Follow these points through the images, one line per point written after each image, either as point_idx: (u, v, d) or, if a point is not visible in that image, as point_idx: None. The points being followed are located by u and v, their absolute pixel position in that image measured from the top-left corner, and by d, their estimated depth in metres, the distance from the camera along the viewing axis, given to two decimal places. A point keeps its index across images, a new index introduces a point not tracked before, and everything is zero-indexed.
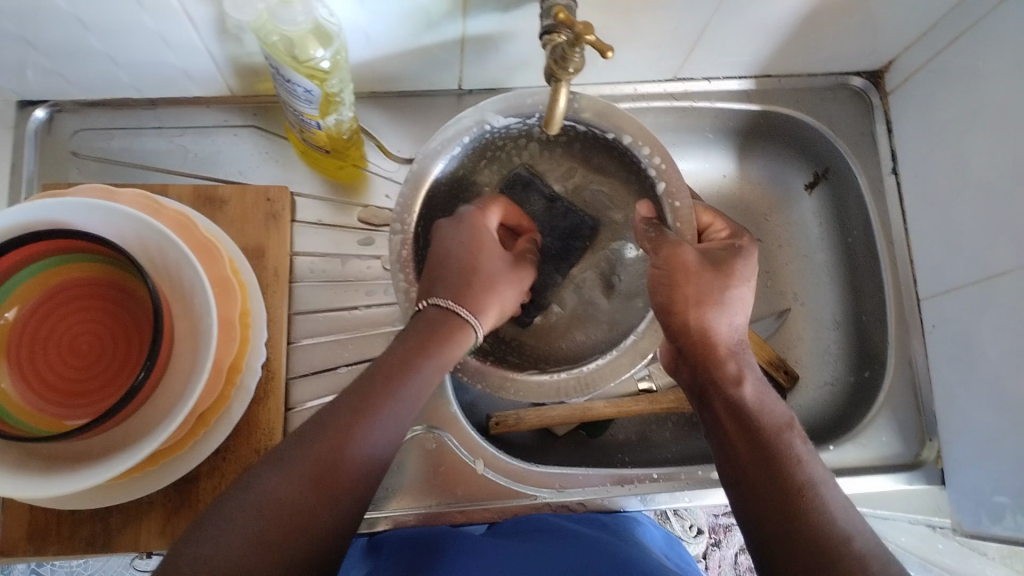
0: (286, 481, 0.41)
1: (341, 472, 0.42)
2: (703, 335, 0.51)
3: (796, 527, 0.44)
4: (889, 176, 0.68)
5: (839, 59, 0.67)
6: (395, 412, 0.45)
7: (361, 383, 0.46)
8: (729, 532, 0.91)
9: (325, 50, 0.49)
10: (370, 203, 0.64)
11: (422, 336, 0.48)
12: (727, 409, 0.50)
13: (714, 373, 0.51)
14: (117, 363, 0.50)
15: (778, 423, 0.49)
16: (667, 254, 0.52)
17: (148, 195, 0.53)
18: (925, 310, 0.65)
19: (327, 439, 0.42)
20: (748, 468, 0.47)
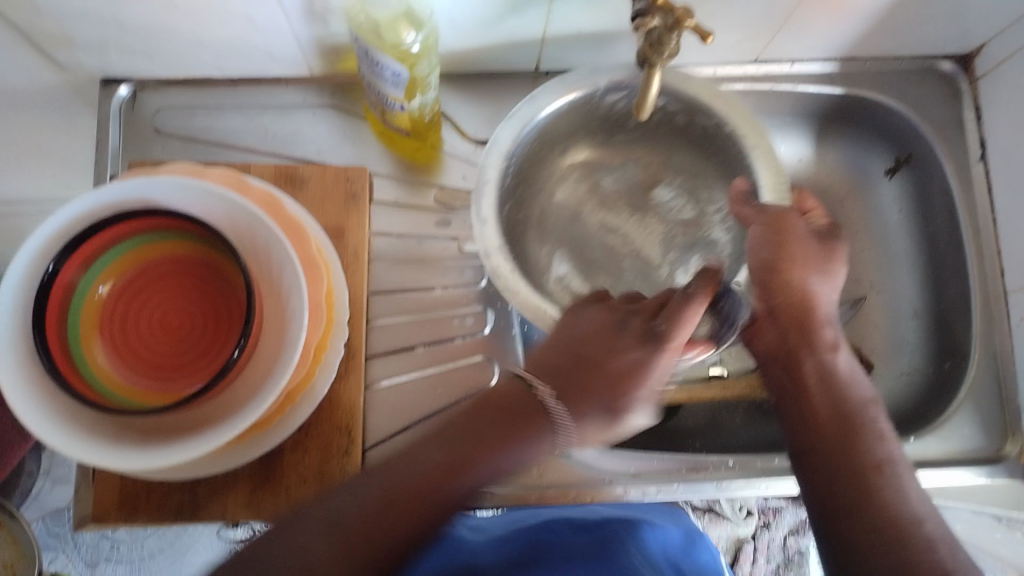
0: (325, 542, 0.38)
1: (439, 496, 0.41)
2: (804, 299, 0.53)
3: (869, 497, 0.45)
4: (977, 164, 0.66)
5: (928, 42, 0.65)
6: (506, 458, 0.43)
7: (461, 422, 0.44)
8: (779, 514, 0.87)
9: (416, 33, 0.49)
10: (446, 184, 0.64)
11: (512, 404, 0.45)
12: (817, 373, 0.51)
13: (807, 337, 0.52)
14: (207, 340, 0.51)
15: (863, 397, 0.50)
16: (773, 214, 0.54)
17: (236, 173, 0.53)
18: (1014, 303, 0.64)
19: (405, 475, 0.41)
20: (824, 432, 0.49)
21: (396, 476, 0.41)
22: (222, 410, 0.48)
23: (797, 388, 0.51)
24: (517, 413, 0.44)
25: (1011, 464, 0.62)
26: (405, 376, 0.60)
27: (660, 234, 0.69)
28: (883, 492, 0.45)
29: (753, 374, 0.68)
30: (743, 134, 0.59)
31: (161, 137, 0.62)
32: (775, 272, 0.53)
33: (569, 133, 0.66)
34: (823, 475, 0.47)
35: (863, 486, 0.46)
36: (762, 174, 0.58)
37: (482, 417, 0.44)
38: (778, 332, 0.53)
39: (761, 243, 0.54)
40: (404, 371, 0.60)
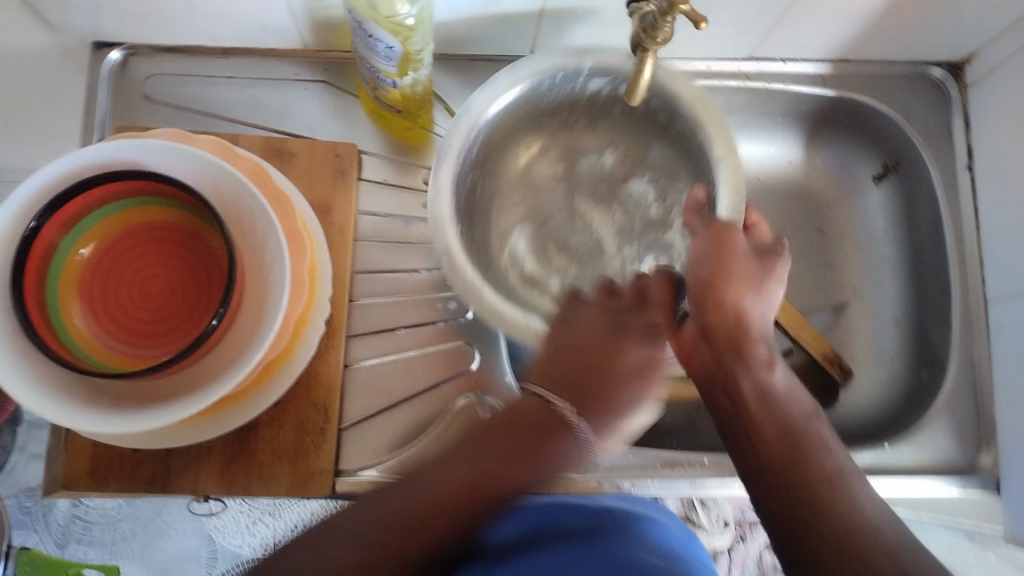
0: (348, 547, 0.43)
1: (497, 485, 0.46)
2: (738, 316, 0.53)
3: (820, 515, 0.44)
4: (963, 171, 0.67)
5: (920, 47, 0.65)
6: (531, 469, 0.47)
7: (509, 434, 0.47)
8: (755, 527, 0.91)
9: (411, 6, 0.49)
10: (435, 165, 0.64)
11: (539, 430, 0.48)
12: (756, 390, 0.50)
13: (745, 355, 0.52)
14: (188, 308, 0.50)
15: (806, 412, 0.50)
16: (717, 232, 0.55)
17: (225, 142, 0.53)
18: (993, 311, 0.64)
19: (478, 472, 0.46)
20: (770, 454, 0.47)
21: (416, 493, 0.45)
22: (198, 377, 0.47)
23: (734, 405, 0.50)
24: (525, 434, 0.48)
25: (984, 474, 0.62)
26: (384, 358, 0.60)
27: (611, 226, 0.67)
28: (836, 506, 0.44)
29: None
30: (708, 138, 0.58)
31: (151, 105, 0.62)
32: (709, 287, 0.54)
33: (525, 118, 0.64)
34: (773, 496, 0.46)
35: (816, 503, 0.44)
36: (722, 185, 0.57)
37: (514, 437, 0.47)
38: (714, 350, 0.52)
39: (701, 259, 0.55)
40: (384, 353, 0.60)
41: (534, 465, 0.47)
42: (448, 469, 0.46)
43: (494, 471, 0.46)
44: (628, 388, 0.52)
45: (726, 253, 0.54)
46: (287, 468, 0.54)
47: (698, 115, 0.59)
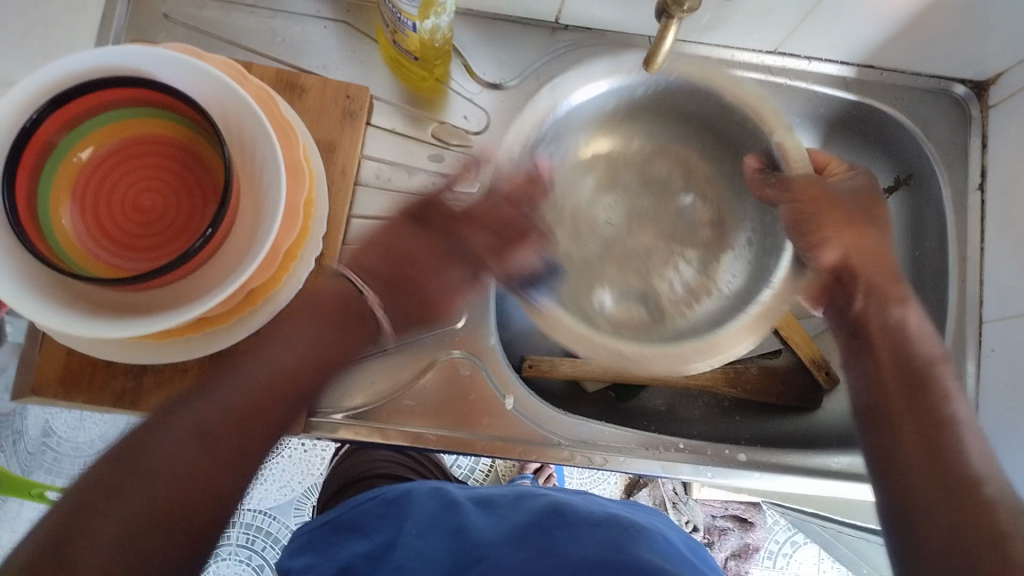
0: (170, 482, 0.41)
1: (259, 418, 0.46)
2: (868, 257, 0.57)
3: (936, 455, 0.47)
4: (975, 191, 0.66)
5: (947, 61, 0.65)
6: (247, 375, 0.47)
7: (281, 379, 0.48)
8: (723, 535, 0.94)
9: None
10: (446, 120, 0.63)
11: (335, 332, 0.51)
12: (885, 332, 0.55)
13: (876, 295, 0.56)
14: (178, 227, 0.50)
15: (929, 357, 0.53)
16: (802, 186, 0.57)
17: (236, 65, 0.52)
18: (987, 333, 0.64)
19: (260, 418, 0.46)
20: (892, 394, 0.52)
21: (234, 387, 0.46)
22: (179, 295, 0.46)
23: (868, 351, 0.55)
24: (342, 333, 0.52)
25: None
26: None
27: (649, 246, 0.68)
28: (950, 452, 0.47)
29: (719, 368, 0.68)
30: (761, 120, 0.60)
31: (170, 25, 0.61)
32: (817, 248, 0.58)
33: (605, 120, 0.67)
34: (892, 437, 0.50)
35: (931, 447, 0.48)
36: (780, 154, 0.59)
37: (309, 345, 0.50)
38: (846, 296, 0.58)
39: (796, 216, 0.58)
40: None
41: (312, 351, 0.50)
42: (229, 393, 0.45)
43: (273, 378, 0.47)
44: (434, 289, 0.56)
45: (823, 205, 0.57)
46: None
47: (756, 94, 0.60)
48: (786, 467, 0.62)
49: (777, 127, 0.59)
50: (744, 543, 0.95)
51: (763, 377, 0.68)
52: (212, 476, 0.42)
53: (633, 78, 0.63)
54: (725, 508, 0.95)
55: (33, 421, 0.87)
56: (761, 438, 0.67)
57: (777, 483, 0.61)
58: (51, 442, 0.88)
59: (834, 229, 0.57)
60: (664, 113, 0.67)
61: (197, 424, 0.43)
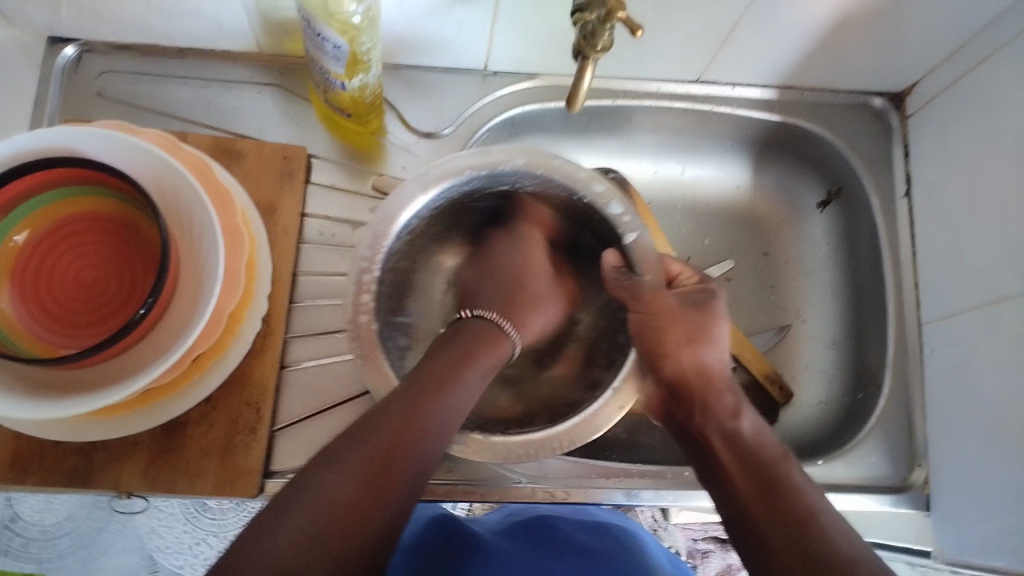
0: (345, 478, 0.40)
1: (429, 417, 0.44)
2: (699, 371, 0.55)
3: (804, 552, 0.43)
4: (902, 199, 0.69)
5: (862, 76, 0.68)
6: (466, 390, 0.47)
7: (412, 386, 0.45)
8: (706, 557, 0.94)
9: (359, 4, 0.49)
10: (385, 172, 0.64)
11: (470, 343, 0.50)
12: (724, 441, 0.52)
13: (709, 408, 0.54)
14: (120, 300, 0.50)
15: (773, 455, 0.50)
16: (649, 300, 0.56)
17: (169, 136, 0.53)
18: (926, 335, 0.66)
19: (391, 437, 0.42)
20: (745, 497, 0.48)
21: (370, 433, 0.42)
22: (122, 371, 0.46)
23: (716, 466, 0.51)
24: (454, 347, 0.49)
25: (916, 493, 0.63)
26: (323, 360, 0.59)
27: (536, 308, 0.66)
28: (815, 545, 0.43)
29: None
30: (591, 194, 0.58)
31: (102, 101, 0.62)
32: (660, 360, 0.55)
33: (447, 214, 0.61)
34: (759, 539, 0.46)
35: (795, 540, 0.44)
36: (640, 260, 0.58)
37: (448, 355, 0.48)
38: (686, 410, 0.55)
39: (641, 330, 0.56)
40: (323, 356, 0.60)
41: (464, 379, 0.47)
42: (397, 401, 0.44)
43: (405, 436, 0.42)
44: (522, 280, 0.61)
45: (660, 323, 0.56)
46: (214, 467, 0.53)
47: (602, 195, 0.58)
48: None
49: (634, 229, 0.58)
50: (728, 563, 0.94)
51: None
52: (363, 495, 0.40)
53: (486, 172, 0.58)
54: (705, 530, 0.94)
55: None
56: None
57: None
58: (15, 528, 0.86)
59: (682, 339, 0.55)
60: (527, 205, 0.63)
61: (371, 437, 0.42)
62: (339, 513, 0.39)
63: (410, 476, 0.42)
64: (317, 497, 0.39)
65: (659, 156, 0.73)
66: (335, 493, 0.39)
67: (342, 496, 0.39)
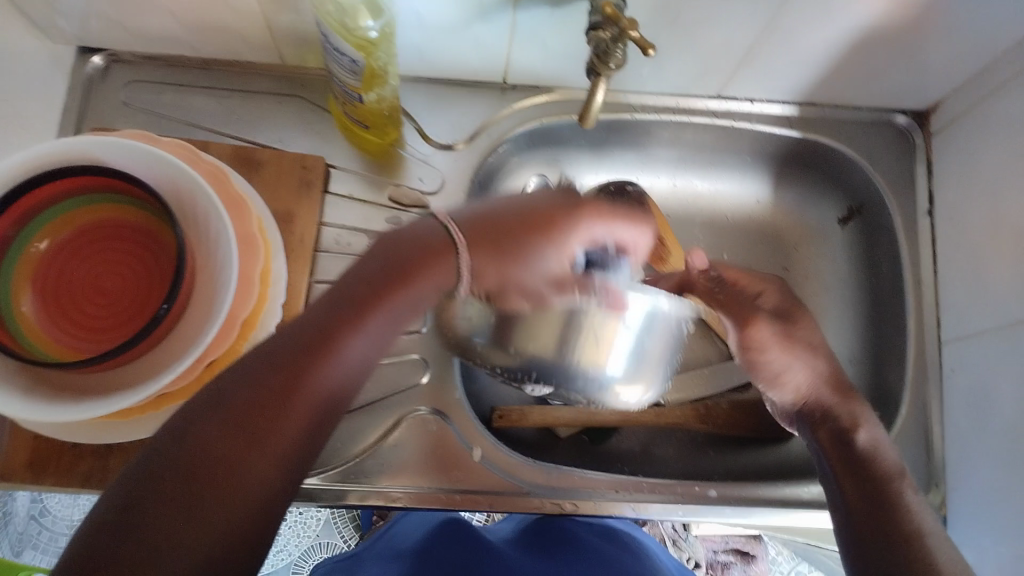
0: (218, 431, 0.37)
1: (339, 340, 0.41)
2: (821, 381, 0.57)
3: (904, 568, 0.44)
4: (924, 218, 0.68)
5: (885, 94, 0.67)
6: (384, 321, 0.43)
7: (327, 306, 0.42)
8: (727, 569, 0.91)
9: (375, 21, 0.50)
10: (403, 183, 0.65)
11: (399, 257, 0.44)
12: (846, 455, 0.52)
13: (834, 420, 0.54)
14: (138, 304, 0.51)
15: (890, 468, 0.51)
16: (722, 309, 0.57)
17: (190, 146, 0.54)
18: (946, 356, 0.64)
19: (282, 371, 0.39)
20: (850, 499, 0.50)
21: (254, 368, 0.39)
22: (138, 374, 0.48)
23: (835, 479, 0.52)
24: (381, 267, 0.44)
25: (931, 516, 0.62)
26: None
27: None
28: (916, 565, 0.44)
29: (688, 406, 0.69)
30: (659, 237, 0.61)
31: (128, 110, 0.63)
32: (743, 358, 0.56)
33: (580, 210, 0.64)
34: (862, 560, 0.46)
35: (900, 561, 0.45)
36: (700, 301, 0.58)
37: (367, 283, 0.43)
38: (818, 426, 0.55)
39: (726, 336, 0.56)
40: None
41: (373, 316, 0.42)
42: (303, 324, 0.41)
43: (303, 359, 0.39)
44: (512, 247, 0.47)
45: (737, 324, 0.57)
46: None
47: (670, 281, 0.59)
48: (756, 500, 0.62)
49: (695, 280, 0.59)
50: None
51: (733, 411, 0.69)
52: (243, 444, 0.37)
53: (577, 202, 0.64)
54: (726, 542, 0.93)
55: (23, 502, 0.87)
56: (734, 472, 0.67)
57: (748, 518, 0.62)
58: (44, 521, 0.89)
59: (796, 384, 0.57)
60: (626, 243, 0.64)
61: (256, 372, 0.39)
62: (212, 464, 0.36)
63: (314, 400, 0.39)
64: (183, 455, 0.36)
65: (678, 169, 0.73)
66: (192, 447, 0.36)
67: (212, 448, 0.37)
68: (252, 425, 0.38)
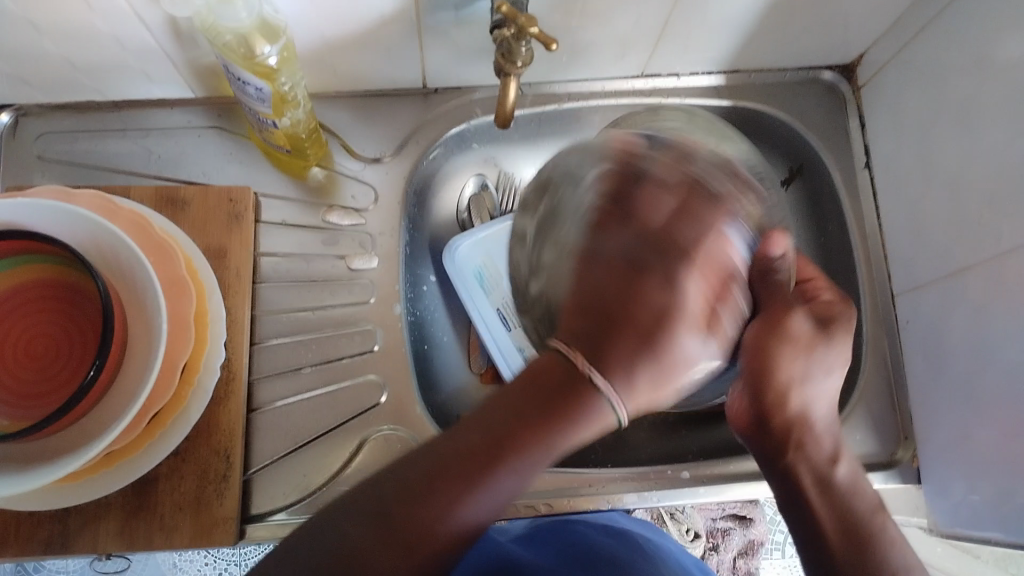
0: (361, 526, 0.35)
1: (432, 532, 0.35)
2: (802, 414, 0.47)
3: None
4: (862, 171, 0.68)
5: (808, 53, 0.67)
6: (505, 489, 0.35)
7: (468, 431, 0.36)
8: (727, 536, 0.91)
9: (272, 46, 0.49)
10: (336, 203, 0.64)
11: (551, 392, 0.35)
12: (818, 496, 0.47)
13: (801, 443, 0.47)
14: (74, 364, 0.50)
15: (869, 506, 0.47)
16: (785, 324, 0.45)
17: (105, 196, 0.53)
18: (898, 307, 0.65)
19: (422, 494, 0.35)
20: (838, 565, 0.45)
21: (386, 484, 0.36)
22: (74, 439, 0.46)
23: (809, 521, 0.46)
24: (535, 392, 0.35)
25: (904, 469, 0.62)
26: (295, 398, 0.59)
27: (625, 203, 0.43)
28: None
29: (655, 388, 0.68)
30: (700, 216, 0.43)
31: (44, 165, 0.61)
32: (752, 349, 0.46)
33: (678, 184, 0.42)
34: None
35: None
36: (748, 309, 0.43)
37: (504, 416, 0.36)
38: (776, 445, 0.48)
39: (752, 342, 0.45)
40: (293, 394, 0.59)
41: (503, 469, 0.35)
42: (433, 463, 0.35)
43: (424, 517, 0.35)
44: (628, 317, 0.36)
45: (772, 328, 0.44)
46: (189, 520, 0.53)
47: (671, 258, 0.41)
48: (728, 477, 0.63)
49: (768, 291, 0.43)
50: (749, 539, 0.91)
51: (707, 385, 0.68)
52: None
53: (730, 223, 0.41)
54: (723, 508, 0.90)
55: None
56: (708, 449, 0.67)
57: (722, 496, 0.62)
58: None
59: (777, 391, 0.46)
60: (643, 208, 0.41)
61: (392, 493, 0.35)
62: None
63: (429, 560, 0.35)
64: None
65: None
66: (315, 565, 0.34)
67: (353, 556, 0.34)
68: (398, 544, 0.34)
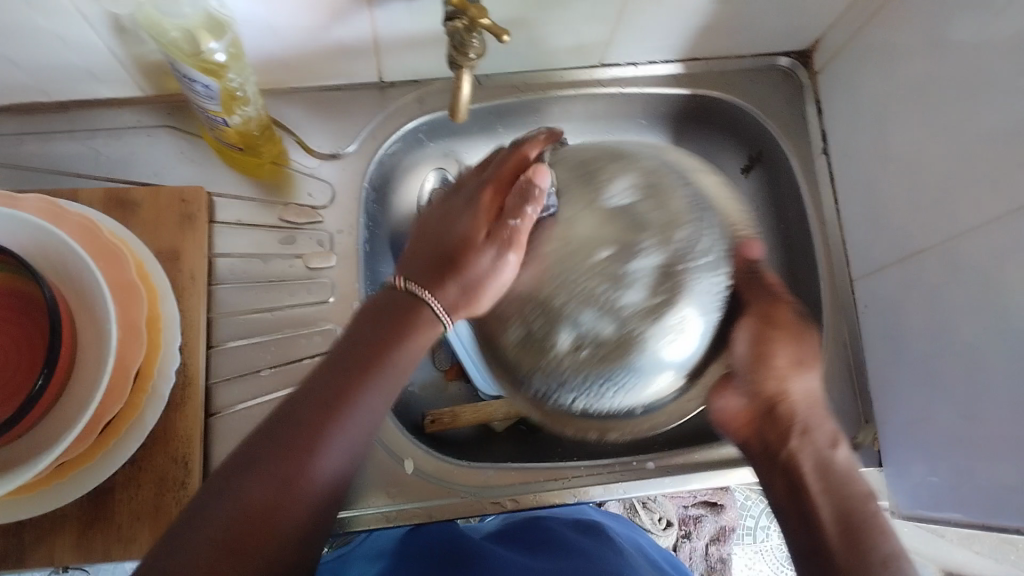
0: (259, 484, 0.40)
1: (304, 486, 0.40)
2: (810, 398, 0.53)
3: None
4: (821, 156, 0.68)
5: (765, 40, 0.67)
6: (361, 421, 0.43)
7: (328, 380, 0.43)
8: (699, 523, 0.91)
9: (218, 42, 0.48)
10: (293, 201, 0.62)
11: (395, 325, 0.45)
12: (812, 474, 0.50)
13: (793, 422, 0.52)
14: (22, 373, 0.48)
15: (862, 487, 0.50)
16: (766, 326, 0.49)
17: (52, 200, 0.51)
18: (858, 291, 0.65)
19: (295, 435, 0.41)
20: (834, 541, 0.46)
21: (267, 444, 0.41)
22: (21, 452, 0.44)
23: (800, 493, 0.50)
24: (388, 333, 0.44)
25: (866, 452, 0.63)
26: (254, 401, 0.58)
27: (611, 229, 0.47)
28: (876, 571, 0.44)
29: None
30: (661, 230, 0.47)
31: None
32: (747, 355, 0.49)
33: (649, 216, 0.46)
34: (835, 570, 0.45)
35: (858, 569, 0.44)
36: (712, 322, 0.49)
37: (354, 367, 0.43)
38: (778, 430, 0.52)
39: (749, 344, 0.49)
40: (252, 397, 0.58)
41: (353, 406, 0.42)
42: (309, 398, 0.43)
43: (302, 463, 0.40)
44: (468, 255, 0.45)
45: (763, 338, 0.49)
46: (147, 530, 0.52)
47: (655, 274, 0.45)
48: (696, 465, 0.62)
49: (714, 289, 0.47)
50: (720, 526, 0.92)
51: None
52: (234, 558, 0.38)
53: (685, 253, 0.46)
54: (694, 496, 0.92)
55: None
56: (675, 439, 0.67)
57: (689, 484, 0.62)
58: None
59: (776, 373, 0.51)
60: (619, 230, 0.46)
61: (276, 440, 0.41)
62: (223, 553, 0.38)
63: (304, 510, 0.41)
64: (229, 503, 0.39)
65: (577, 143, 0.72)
66: (224, 516, 0.39)
67: (246, 507, 0.39)
68: (280, 482, 0.40)
